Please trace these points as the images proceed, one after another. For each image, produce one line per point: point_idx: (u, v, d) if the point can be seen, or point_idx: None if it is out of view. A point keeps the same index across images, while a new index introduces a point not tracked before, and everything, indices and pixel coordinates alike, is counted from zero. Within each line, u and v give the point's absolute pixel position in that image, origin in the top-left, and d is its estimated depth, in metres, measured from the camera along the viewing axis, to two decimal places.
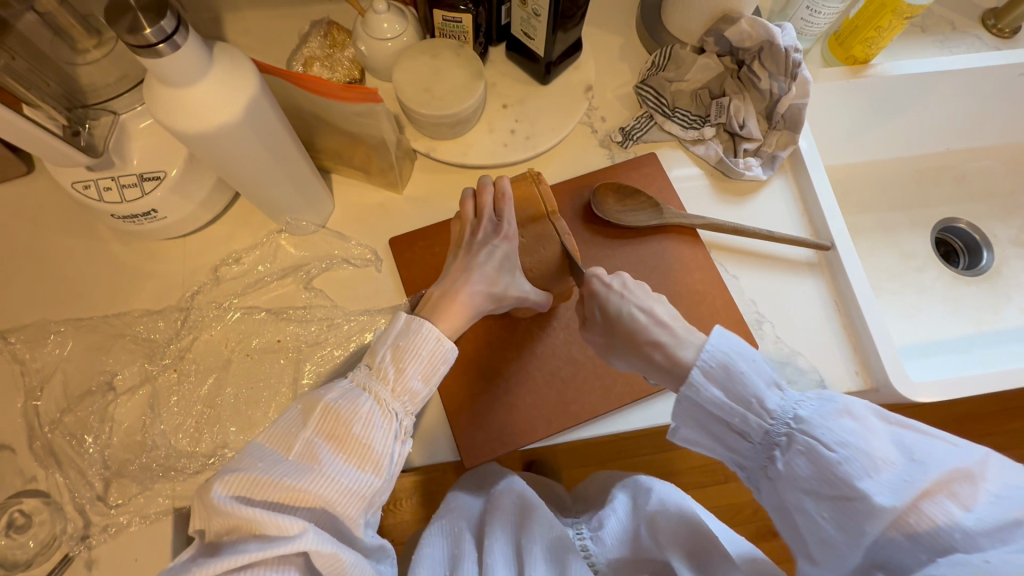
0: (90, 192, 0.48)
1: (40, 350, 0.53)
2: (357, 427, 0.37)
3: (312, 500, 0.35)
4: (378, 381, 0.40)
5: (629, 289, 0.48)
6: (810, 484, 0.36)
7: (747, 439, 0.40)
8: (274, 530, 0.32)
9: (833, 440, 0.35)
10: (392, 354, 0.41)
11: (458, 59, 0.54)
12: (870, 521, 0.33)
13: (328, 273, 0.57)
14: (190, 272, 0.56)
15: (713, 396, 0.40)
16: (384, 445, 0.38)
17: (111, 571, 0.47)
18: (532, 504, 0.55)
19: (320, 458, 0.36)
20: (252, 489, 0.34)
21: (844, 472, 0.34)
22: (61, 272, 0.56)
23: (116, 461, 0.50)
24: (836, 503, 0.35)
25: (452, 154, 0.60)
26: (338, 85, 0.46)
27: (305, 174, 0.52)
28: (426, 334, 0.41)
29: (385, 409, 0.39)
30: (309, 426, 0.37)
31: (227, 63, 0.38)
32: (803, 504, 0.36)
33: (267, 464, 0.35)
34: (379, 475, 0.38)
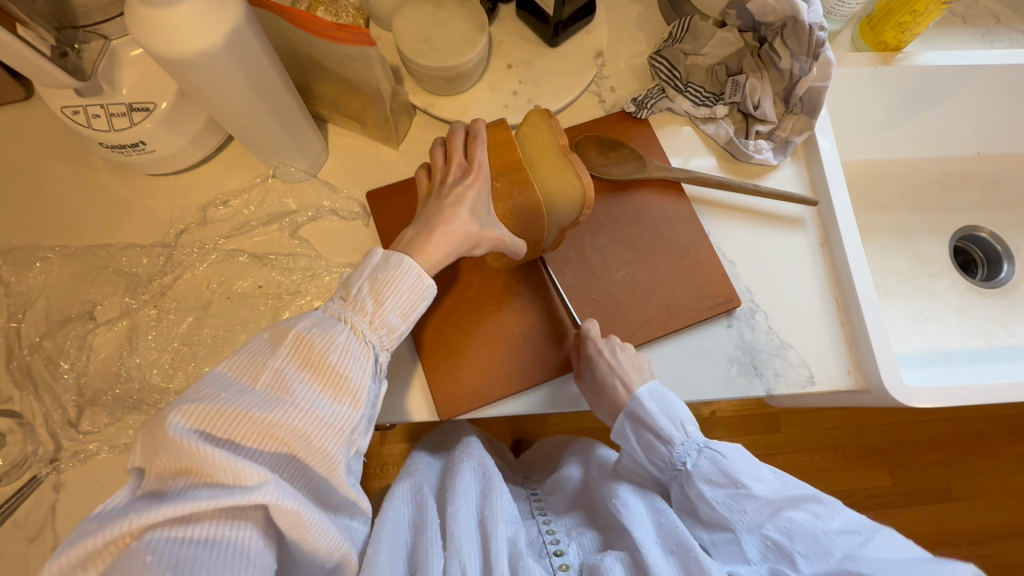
0: (79, 119, 0.48)
1: (26, 275, 0.54)
2: (333, 358, 0.38)
3: (285, 431, 0.34)
4: (353, 314, 0.41)
5: (618, 358, 0.49)
6: (710, 480, 0.46)
7: (660, 453, 0.49)
8: (231, 479, 0.32)
9: (728, 454, 0.47)
10: (369, 287, 0.42)
11: (462, 11, 0.52)
12: (751, 511, 0.44)
13: (315, 223, 0.56)
14: (178, 210, 0.56)
15: (648, 409, 0.49)
16: (362, 379, 0.39)
17: (77, 495, 0.48)
18: (490, 473, 0.56)
19: (291, 390, 0.36)
20: (215, 422, 0.33)
21: (736, 476, 0.46)
22: (50, 199, 0.56)
23: (90, 390, 0.51)
24: (732, 494, 0.45)
25: (450, 112, 0.58)
26: (330, 22, 0.44)
27: (293, 116, 0.51)
28: (406, 269, 0.42)
29: (362, 340, 0.40)
30: (279, 357, 0.37)
31: None
32: (705, 499, 0.46)
33: (231, 394, 0.34)
34: (355, 408, 0.38)
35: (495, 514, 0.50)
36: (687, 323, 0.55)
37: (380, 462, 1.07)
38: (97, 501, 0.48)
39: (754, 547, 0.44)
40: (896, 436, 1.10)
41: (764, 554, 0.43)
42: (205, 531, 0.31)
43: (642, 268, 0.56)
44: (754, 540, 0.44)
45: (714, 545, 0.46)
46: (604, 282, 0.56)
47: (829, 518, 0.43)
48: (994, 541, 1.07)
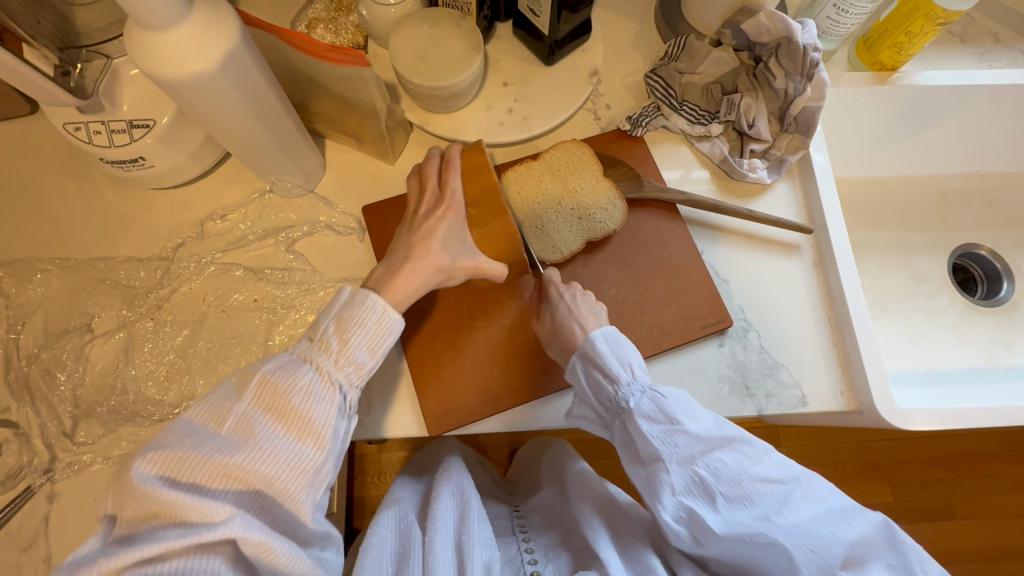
0: (81, 135, 0.49)
1: (26, 286, 0.54)
2: (297, 400, 0.38)
3: (249, 474, 0.35)
4: (319, 355, 0.41)
5: (578, 303, 0.50)
6: (648, 415, 0.45)
7: (606, 394, 0.48)
8: (198, 517, 0.32)
9: (669, 391, 0.45)
10: (335, 326, 0.42)
11: (458, 31, 0.53)
12: (683, 445, 0.43)
13: (310, 238, 0.57)
14: (176, 224, 0.57)
15: (600, 352, 0.47)
16: (327, 418, 0.39)
17: (70, 506, 0.49)
18: (467, 493, 0.56)
19: (255, 432, 0.36)
20: (179, 468, 0.33)
21: (673, 413, 0.44)
22: (52, 211, 0.57)
23: (86, 401, 0.51)
24: (667, 426, 0.44)
25: (446, 129, 0.59)
26: (327, 46, 0.45)
27: (290, 134, 0.52)
28: (371, 305, 0.42)
29: (327, 381, 0.40)
30: (244, 401, 0.37)
31: (211, 12, 0.38)
32: (641, 435, 0.45)
33: (196, 440, 0.35)
34: (321, 449, 0.38)
35: (470, 538, 0.50)
36: (679, 341, 0.55)
37: (376, 472, 1.08)
38: (89, 512, 0.49)
39: (680, 480, 0.42)
40: (898, 453, 1.09)
41: (687, 487, 0.42)
42: (175, 566, 0.32)
43: (634, 288, 0.56)
44: (682, 471, 0.42)
45: (646, 481, 0.45)
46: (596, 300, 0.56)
47: (759, 461, 0.42)
48: (997, 562, 1.06)
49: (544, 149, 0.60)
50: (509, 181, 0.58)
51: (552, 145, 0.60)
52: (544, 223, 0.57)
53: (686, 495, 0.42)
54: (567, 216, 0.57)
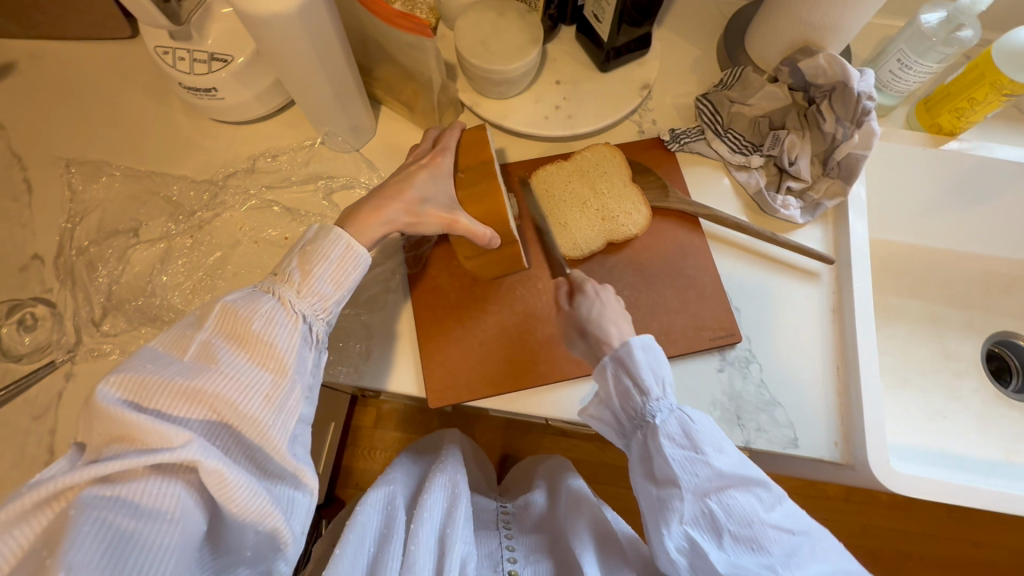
0: (166, 58, 0.55)
1: (91, 186, 0.60)
2: (257, 326, 0.40)
3: (211, 394, 0.37)
4: (282, 288, 0.43)
5: (607, 303, 0.51)
6: (674, 438, 0.44)
7: (632, 405, 0.47)
8: (158, 441, 0.34)
9: (698, 417, 0.45)
10: (299, 263, 0.45)
11: (522, 22, 0.56)
12: (703, 477, 0.43)
13: (347, 191, 0.61)
14: (232, 156, 0.62)
15: (637, 362, 0.46)
16: (286, 344, 0.41)
17: (82, 387, 0.53)
18: (458, 490, 0.57)
19: (216, 357, 0.38)
20: (140, 392, 0.35)
21: (700, 442, 0.44)
22: (129, 125, 0.63)
23: (118, 296, 0.56)
24: (691, 454, 0.44)
25: (492, 115, 0.60)
26: (395, 12, 0.48)
27: (348, 91, 0.55)
28: (335, 241, 0.45)
29: (289, 310, 0.42)
30: (205, 329, 0.40)
31: None
32: (662, 456, 0.45)
33: (159, 366, 0.37)
34: (282, 372, 0.40)
35: (454, 533, 0.51)
36: (683, 350, 0.55)
37: (368, 446, 1.10)
38: None
39: (691, 510, 0.43)
40: (900, 543, 1.03)
41: (697, 518, 0.43)
42: (132, 490, 0.33)
43: (643, 295, 0.57)
44: (695, 501, 0.43)
45: (654, 502, 0.45)
46: None
47: (770, 507, 0.43)
48: None
49: (578, 150, 0.61)
50: (539, 178, 0.60)
51: (585, 147, 0.61)
52: (568, 220, 0.59)
53: (693, 525, 0.43)
54: (591, 217, 0.59)
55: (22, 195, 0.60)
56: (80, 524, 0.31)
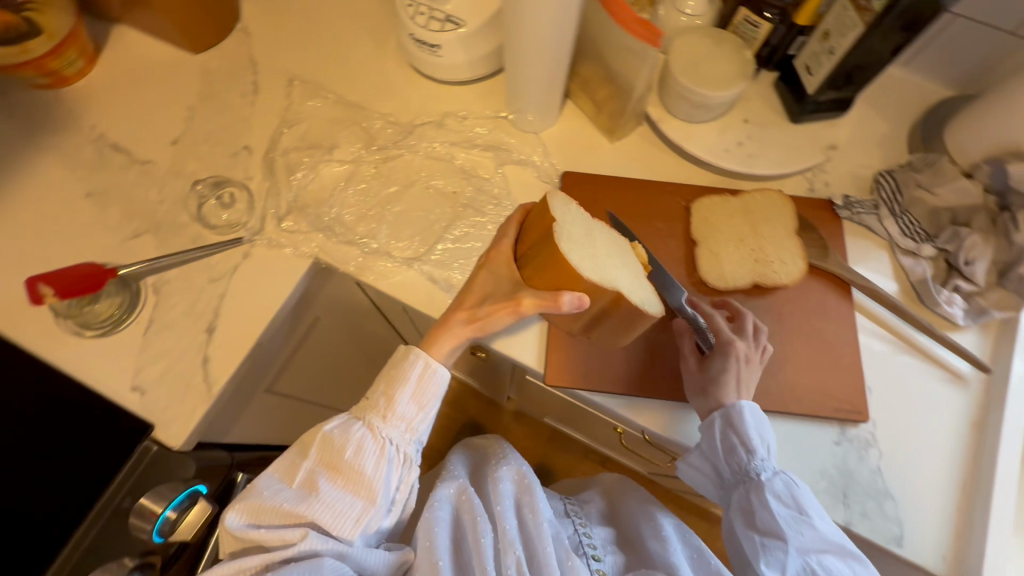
0: (409, 11, 0.61)
1: (306, 101, 0.67)
2: (349, 454, 0.50)
3: (310, 518, 0.48)
4: (371, 411, 0.52)
5: (746, 366, 0.52)
6: (781, 499, 0.49)
7: (738, 460, 0.51)
8: (280, 542, 0.47)
9: (798, 484, 0.50)
10: (384, 388, 0.53)
11: (737, 56, 0.57)
12: (810, 538, 0.48)
13: (518, 168, 0.66)
14: (427, 108, 0.68)
15: (746, 421, 0.50)
16: (376, 467, 0.50)
17: (255, 267, 0.59)
18: (529, 481, 0.64)
19: (317, 486, 0.49)
20: (257, 515, 0.48)
21: (805, 505, 0.49)
22: (349, 59, 0.70)
23: (303, 200, 0.63)
24: (798, 517, 0.49)
25: (675, 133, 0.62)
26: (634, 15, 0.50)
27: (555, 78, 0.60)
28: (416, 362, 0.52)
29: (376, 436, 0.51)
30: (308, 459, 0.51)
31: None
32: (769, 512, 0.49)
33: (273, 492, 0.49)
34: (371, 496, 0.50)
35: (540, 517, 0.60)
36: (803, 410, 0.54)
37: None
38: (266, 279, 0.59)
39: (794, 564, 0.48)
40: None
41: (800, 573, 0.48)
42: (278, 559, 0.46)
43: (776, 344, 0.57)
44: (799, 557, 0.48)
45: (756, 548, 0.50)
46: None
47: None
48: None
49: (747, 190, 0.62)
50: (701, 206, 0.61)
51: (757, 189, 0.61)
52: (719, 250, 0.59)
53: None
54: (743, 254, 0.59)
55: (249, 95, 0.68)
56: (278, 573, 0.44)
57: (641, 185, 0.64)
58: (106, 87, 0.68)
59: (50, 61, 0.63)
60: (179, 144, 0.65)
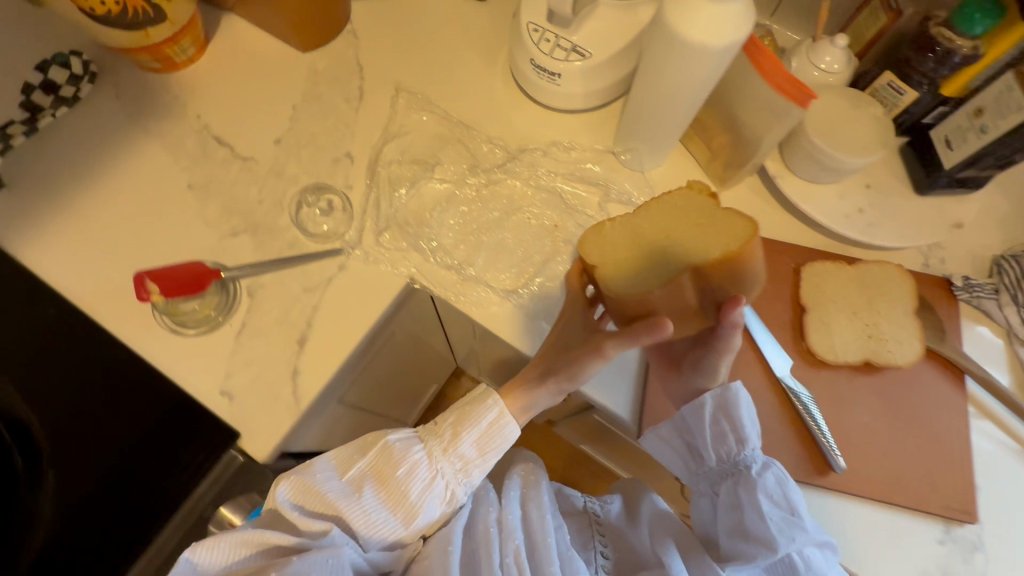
0: (534, 36, 0.60)
1: (411, 113, 0.66)
2: (401, 472, 0.50)
3: (347, 520, 0.47)
4: (433, 438, 0.52)
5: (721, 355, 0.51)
6: (772, 496, 0.51)
7: (727, 449, 0.54)
8: (304, 526, 0.46)
9: (784, 479, 0.52)
10: (453, 422, 0.52)
11: (876, 122, 0.55)
12: (798, 540, 0.49)
13: (620, 207, 0.64)
14: (532, 134, 0.66)
15: (737, 408, 0.52)
16: (421, 495, 0.50)
17: (350, 281, 0.58)
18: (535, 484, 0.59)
19: (362, 487, 0.49)
20: (303, 491, 0.47)
21: (796, 506, 0.50)
22: (456, 74, 0.69)
23: (403, 218, 0.61)
24: (787, 518, 0.50)
25: (794, 192, 0.60)
26: (789, 73, 0.49)
27: (676, 124, 0.57)
28: (490, 406, 0.52)
29: (434, 465, 0.51)
30: (364, 460, 0.50)
31: (745, 17, 0.44)
32: (755, 505, 0.51)
33: (321, 477, 0.48)
34: (405, 522, 0.49)
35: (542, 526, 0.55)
36: (907, 502, 0.52)
37: None
38: (359, 295, 0.58)
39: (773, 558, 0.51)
40: None
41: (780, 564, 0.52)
42: (288, 548, 0.44)
43: (883, 427, 0.54)
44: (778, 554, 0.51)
45: (737, 535, 0.54)
46: (842, 416, 0.55)
47: (829, 565, 0.50)
48: None
49: (864, 259, 0.59)
50: (814, 270, 0.59)
51: (876, 260, 0.59)
52: (830, 320, 0.57)
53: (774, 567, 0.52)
54: (856, 328, 0.57)
55: (354, 100, 0.67)
56: (295, 565, 0.42)
57: None
58: (213, 76, 0.67)
59: (165, 47, 0.62)
60: (282, 144, 0.64)
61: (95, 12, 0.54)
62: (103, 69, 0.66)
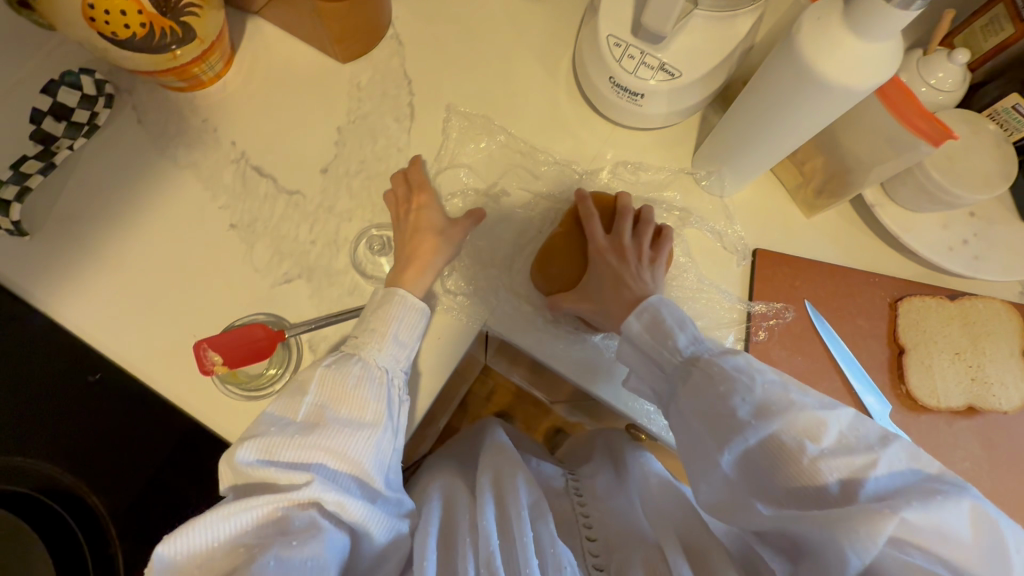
0: (615, 51, 0.53)
1: (469, 134, 0.60)
2: (297, 428, 0.39)
3: (284, 529, 0.35)
4: (366, 345, 0.45)
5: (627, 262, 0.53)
6: (697, 389, 0.39)
7: (664, 356, 0.42)
8: (230, 563, 0.33)
9: (722, 363, 0.38)
10: (362, 335, 0.46)
11: (996, 151, 0.51)
12: (745, 424, 0.35)
13: (701, 235, 0.58)
14: (602, 154, 0.61)
15: (639, 328, 0.44)
16: (339, 432, 0.39)
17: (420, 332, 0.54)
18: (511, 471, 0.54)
19: (324, 417, 0.40)
20: (207, 547, 0.33)
21: (735, 387, 0.37)
22: (514, 84, 0.62)
23: (470, 257, 0.57)
24: (725, 412, 0.37)
25: (894, 222, 0.55)
26: (927, 110, 0.43)
27: (768, 159, 0.52)
28: (401, 302, 0.47)
29: (375, 365, 0.44)
30: (279, 450, 0.37)
31: (891, 55, 0.38)
32: (703, 395, 0.38)
33: (228, 513, 0.34)
34: (340, 465, 0.38)
35: (515, 501, 0.48)
36: None
37: None
38: (429, 347, 0.54)
39: (747, 467, 0.36)
40: None
41: (765, 481, 0.35)
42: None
43: (987, 474, 0.52)
44: (734, 455, 0.36)
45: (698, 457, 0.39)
46: (945, 464, 0.52)
47: (834, 450, 0.33)
48: None
49: (966, 294, 0.56)
50: (913, 306, 0.55)
51: (979, 295, 0.56)
52: (932, 362, 0.54)
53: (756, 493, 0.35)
54: (959, 369, 0.54)
55: (404, 119, 0.60)
56: (259, 566, 0.32)
57: (843, 272, 0.57)
58: (244, 93, 0.60)
59: (192, 66, 0.55)
60: (328, 173, 0.58)
61: (117, 36, 0.47)
62: (120, 89, 0.58)
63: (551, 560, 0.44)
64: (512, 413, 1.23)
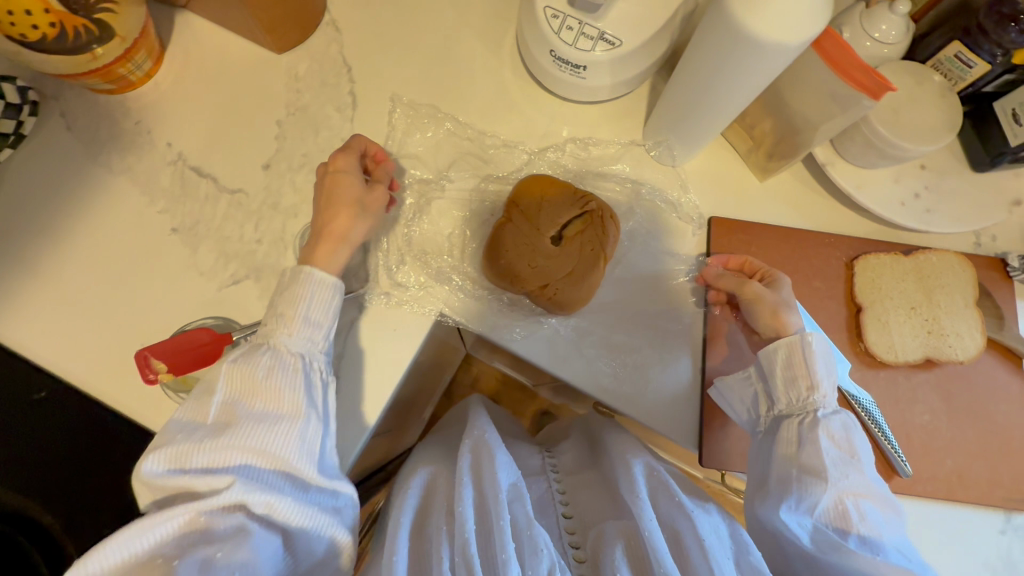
0: (553, 23, 0.51)
1: (413, 118, 0.58)
2: (211, 434, 0.39)
3: (200, 540, 0.37)
4: (275, 331, 0.44)
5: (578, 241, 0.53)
6: (834, 438, 0.43)
7: (797, 396, 0.45)
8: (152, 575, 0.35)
9: (864, 446, 0.44)
10: (271, 322, 0.44)
11: (940, 101, 0.51)
12: (853, 480, 0.42)
13: (655, 207, 0.58)
14: (551, 131, 0.60)
15: (816, 351, 0.45)
16: (259, 433, 0.39)
17: (374, 325, 0.52)
18: (486, 445, 0.53)
19: (235, 414, 0.40)
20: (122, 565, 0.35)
21: (855, 449, 0.43)
22: (457, 65, 0.60)
23: (421, 245, 0.55)
24: (845, 456, 0.42)
25: (846, 180, 0.55)
26: (866, 63, 0.42)
27: (713, 125, 0.51)
28: (308, 280, 0.44)
29: (286, 352, 0.43)
30: (191, 459, 0.38)
31: (819, 7, 0.37)
32: (817, 446, 0.43)
33: (145, 528, 0.36)
34: (262, 463, 0.39)
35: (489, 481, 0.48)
36: (973, 497, 0.52)
37: None
38: (385, 340, 0.52)
39: (827, 503, 0.41)
40: None
41: (830, 519, 0.41)
42: None
43: (946, 424, 0.53)
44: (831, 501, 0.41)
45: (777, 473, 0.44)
46: (905, 417, 0.53)
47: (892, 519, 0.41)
48: None
49: (921, 248, 0.56)
50: (869, 264, 0.55)
51: (933, 248, 0.56)
52: (888, 318, 0.54)
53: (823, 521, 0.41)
54: (915, 323, 0.54)
55: (345, 108, 0.59)
56: None
57: (798, 235, 0.57)
58: (177, 91, 0.58)
59: (117, 66, 0.53)
60: (270, 169, 0.56)
61: (27, 38, 0.45)
62: (45, 95, 0.56)
63: (527, 542, 0.43)
64: (497, 399, 1.22)
